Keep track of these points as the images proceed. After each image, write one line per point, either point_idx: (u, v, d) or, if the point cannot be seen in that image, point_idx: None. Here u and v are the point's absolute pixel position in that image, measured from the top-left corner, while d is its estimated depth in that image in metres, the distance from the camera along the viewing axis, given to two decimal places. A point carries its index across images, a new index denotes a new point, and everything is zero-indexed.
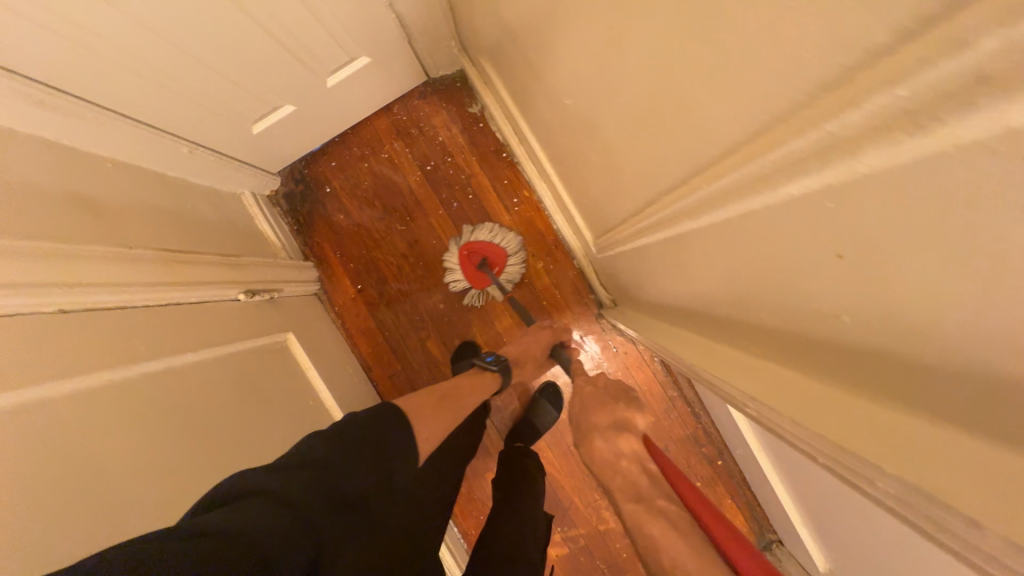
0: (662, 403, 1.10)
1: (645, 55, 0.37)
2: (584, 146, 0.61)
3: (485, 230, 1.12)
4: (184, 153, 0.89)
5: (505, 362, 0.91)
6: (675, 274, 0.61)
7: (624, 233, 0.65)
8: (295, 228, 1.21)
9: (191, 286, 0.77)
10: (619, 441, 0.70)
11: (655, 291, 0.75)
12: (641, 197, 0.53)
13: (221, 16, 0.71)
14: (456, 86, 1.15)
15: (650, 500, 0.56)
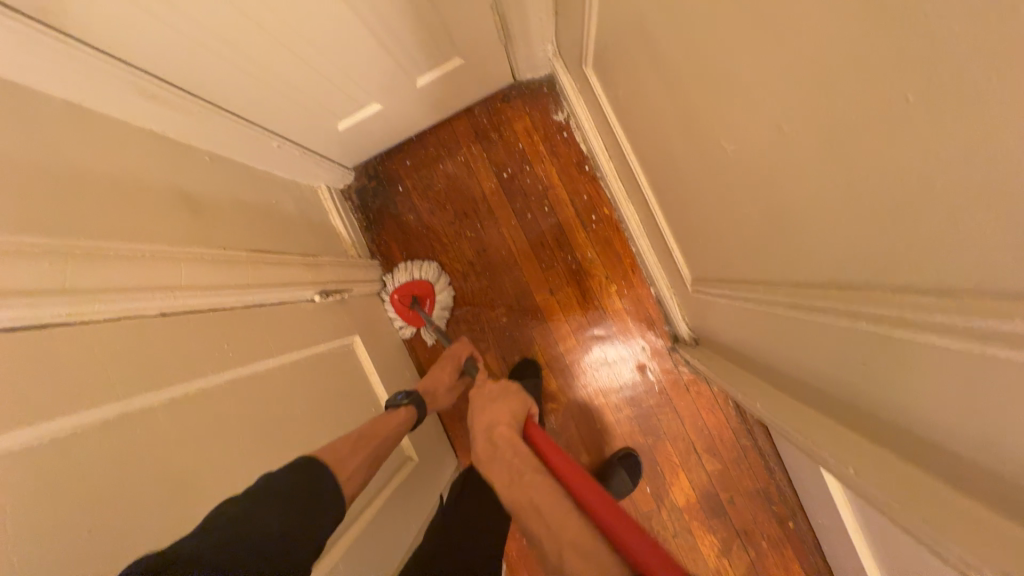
0: (732, 450, 1.02)
1: (859, 125, 0.30)
2: (721, 188, 0.54)
3: (403, 269, 1.12)
4: (274, 147, 0.89)
5: (416, 396, 0.88)
6: (803, 349, 0.53)
7: (748, 287, 0.57)
8: (364, 225, 1.19)
9: (273, 288, 0.76)
10: (495, 432, 0.66)
11: (759, 350, 0.67)
12: (790, 264, 0.46)
13: (328, 14, 0.68)
14: (543, 90, 1.08)
15: (522, 478, 0.54)
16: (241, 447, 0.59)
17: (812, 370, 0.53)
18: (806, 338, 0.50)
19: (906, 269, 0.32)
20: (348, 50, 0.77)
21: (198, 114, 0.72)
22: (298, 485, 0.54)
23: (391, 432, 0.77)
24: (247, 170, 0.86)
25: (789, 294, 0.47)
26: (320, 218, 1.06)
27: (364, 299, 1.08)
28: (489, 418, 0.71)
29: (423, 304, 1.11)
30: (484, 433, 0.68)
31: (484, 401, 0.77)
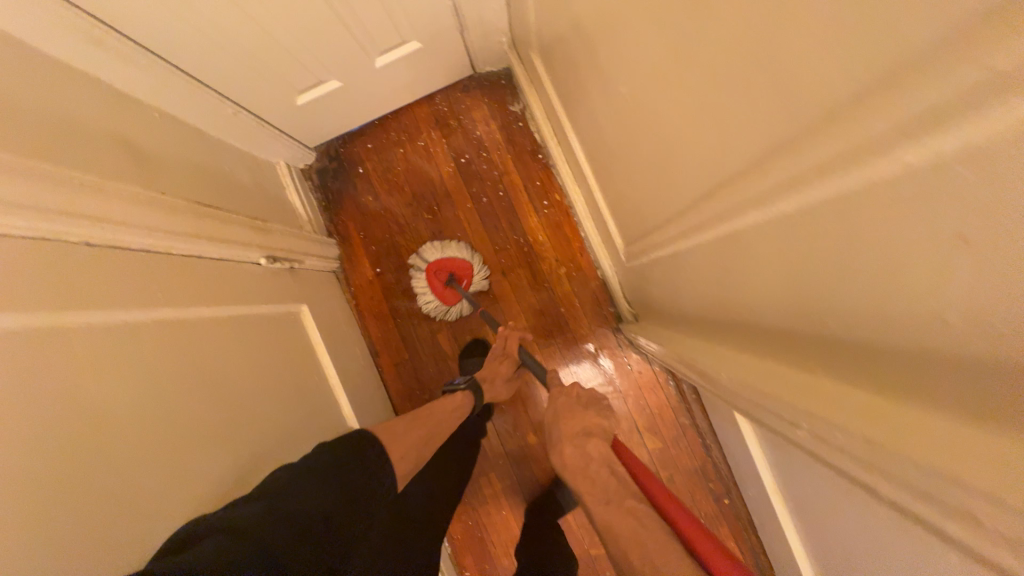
0: (672, 429, 1.05)
1: (702, 43, 0.35)
2: (631, 139, 0.58)
3: (435, 246, 1.11)
4: (228, 114, 0.91)
5: (474, 383, 0.93)
6: (703, 290, 0.57)
7: (660, 239, 0.62)
8: (323, 205, 1.21)
9: (214, 242, 0.76)
10: (587, 446, 0.65)
11: (674, 307, 0.71)
12: (681, 202, 0.51)
13: None
14: (500, 83, 1.15)
15: (619, 501, 0.55)
16: (160, 384, 0.58)
17: (714, 311, 0.57)
18: (700, 275, 0.55)
19: (746, 173, 0.36)
20: (313, 26, 0.81)
21: (146, 68, 0.73)
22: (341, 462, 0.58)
23: (450, 421, 0.84)
24: (199, 134, 0.87)
25: (686, 233, 0.51)
26: (276, 192, 1.07)
27: (317, 273, 1.08)
28: (577, 430, 0.69)
29: (460, 282, 1.09)
30: (569, 445, 0.66)
31: (568, 412, 0.73)
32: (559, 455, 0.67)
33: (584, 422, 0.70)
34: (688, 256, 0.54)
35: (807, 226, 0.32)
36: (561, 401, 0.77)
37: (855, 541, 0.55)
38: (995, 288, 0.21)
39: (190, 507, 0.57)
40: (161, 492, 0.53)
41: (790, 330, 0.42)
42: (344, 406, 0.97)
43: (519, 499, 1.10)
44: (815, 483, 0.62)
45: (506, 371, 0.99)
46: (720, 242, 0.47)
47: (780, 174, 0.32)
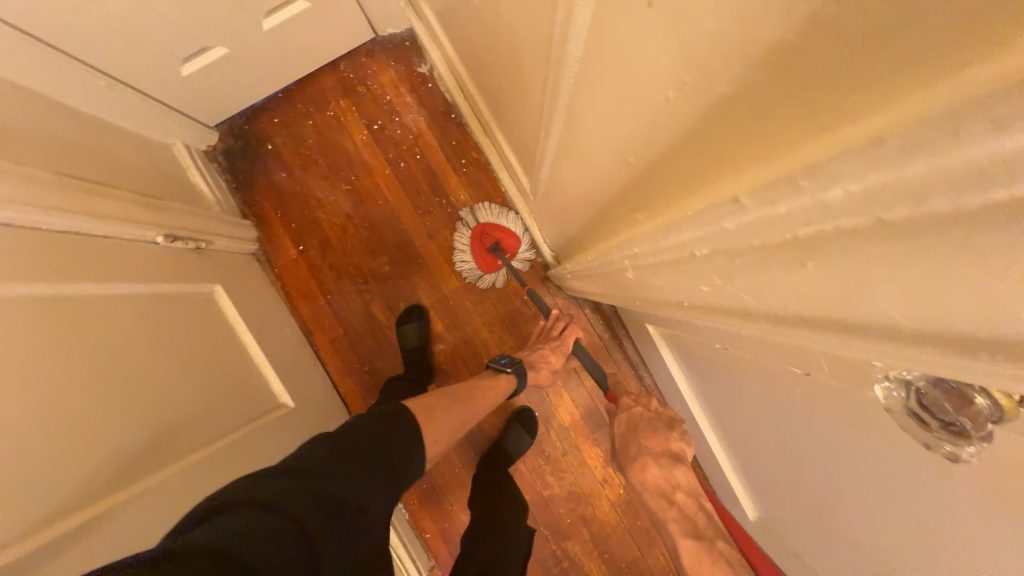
0: (606, 365, 1.10)
1: None
2: (506, 55, 0.60)
3: (490, 210, 1.09)
4: (101, 87, 0.84)
5: (521, 366, 0.93)
6: (582, 197, 0.60)
7: (548, 155, 0.64)
8: (233, 186, 1.16)
9: (93, 217, 0.71)
10: (674, 471, 0.73)
11: (573, 233, 0.75)
12: (549, 102, 0.52)
13: None
14: (404, 44, 1.13)
15: (710, 541, 0.63)
16: (26, 361, 0.54)
17: (593, 218, 0.60)
18: (576, 182, 0.59)
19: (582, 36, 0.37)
20: None
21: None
22: (373, 431, 0.62)
23: (490, 400, 0.87)
24: (70, 110, 0.80)
25: (563, 133, 0.53)
26: (173, 173, 1.01)
27: (230, 255, 1.04)
28: (660, 449, 0.77)
29: (505, 253, 1.08)
30: (655, 466, 0.74)
31: (651, 430, 0.81)
32: (641, 472, 0.75)
33: (665, 442, 0.78)
34: (567, 160, 0.56)
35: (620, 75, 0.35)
36: (641, 416, 0.86)
37: (748, 412, 0.63)
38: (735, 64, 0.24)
39: (69, 487, 0.53)
40: (27, 475, 0.49)
41: (635, 206, 0.45)
42: (274, 383, 0.95)
43: (470, 455, 1.13)
44: (718, 378, 0.68)
45: (557, 361, 0.99)
46: (578, 133, 0.49)
47: (604, 24, 0.34)
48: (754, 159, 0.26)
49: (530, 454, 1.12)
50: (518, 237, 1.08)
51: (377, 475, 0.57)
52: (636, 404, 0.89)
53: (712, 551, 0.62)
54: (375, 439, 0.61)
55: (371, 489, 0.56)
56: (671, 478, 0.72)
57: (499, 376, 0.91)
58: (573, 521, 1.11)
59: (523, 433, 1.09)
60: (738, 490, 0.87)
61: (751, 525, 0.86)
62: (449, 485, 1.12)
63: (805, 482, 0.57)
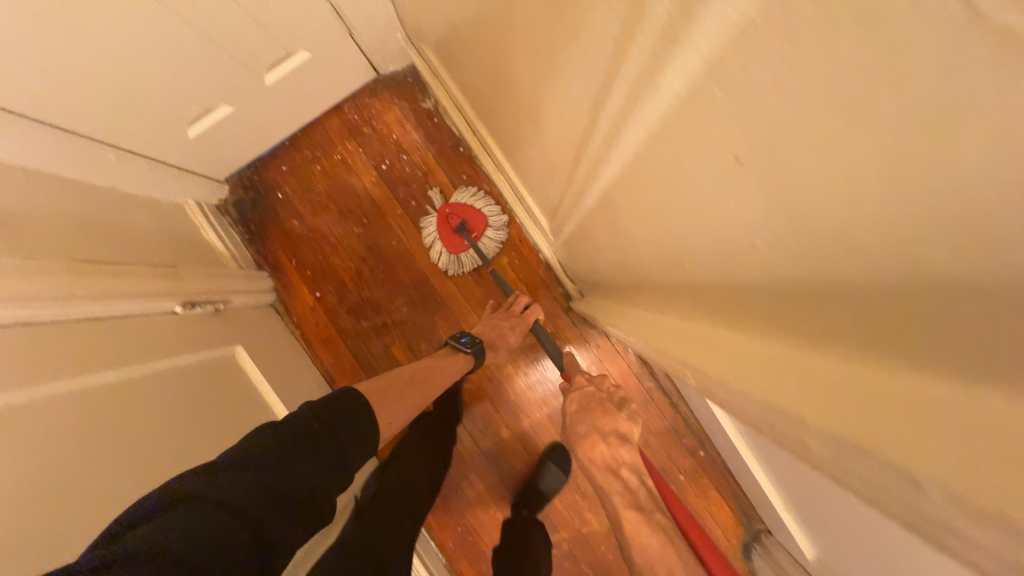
0: (638, 395, 1.06)
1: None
2: (539, 103, 0.59)
3: (464, 194, 1.07)
4: (111, 160, 0.83)
5: (481, 346, 0.91)
6: (625, 245, 0.58)
7: (592, 197, 0.60)
8: (246, 237, 1.15)
9: (113, 298, 0.70)
10: (620, 450, 0.75)
11: (609, 274, 0.72)
12: (593, 153, 0.49)
13: (153, 25, 0.66)
14: (407, 81, 1.11)
15: (649, 512, 0.76)
16: (64, 467, 0.53)
17: (645, 266, 0.56)
18: (618, 231, 0.57)
19: (649, 111, 0.34)
20: (188, 59, 0.76)
21: (11, 129, 0.65)
22: (322, 417, 0.58)
23: (441, 376, 0.87)
24: (82, 187, 0.80)
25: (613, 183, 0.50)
26: (187, 233, 1.00)
27: (248, 308, 1.03)
28: (609, 428, 0.76)
29: (471, 232, 1.06)
30: (603, 444, 0.75)
31: (602, 408, 0.76)
32: (587, 449, 0.76)
33: (615, 422, 0.76)
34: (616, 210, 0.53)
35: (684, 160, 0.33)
36: (588, 394, 0.79)
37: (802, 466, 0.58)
38: (850, 194, 0.20)
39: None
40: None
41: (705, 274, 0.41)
42: None
43: (503, 493, 1.10)
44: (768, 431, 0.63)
45: (516, 337, 0.97)
46: (625, 192, 0.48)
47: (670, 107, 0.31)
48: (874, 273, 0.22)
49: (566, 490, 1.09)
50: (486, 220, 1.06)
51: (328, 465, 0.55)
52: (588, 381, 0.81)
53: (649, 523, 0.75)
54: (325, 427, 0.57)
55: (318, 476, 0.53)
56: (618, 457, 0.75)
57: (456, 355, 0.90)
58: (615, 558, 1.07)
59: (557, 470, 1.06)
60: (794, 528, 0.82)
61: (811, 566, 0.80)
62: (486, 527, 1.09)
63: (874, 551, 0.53)
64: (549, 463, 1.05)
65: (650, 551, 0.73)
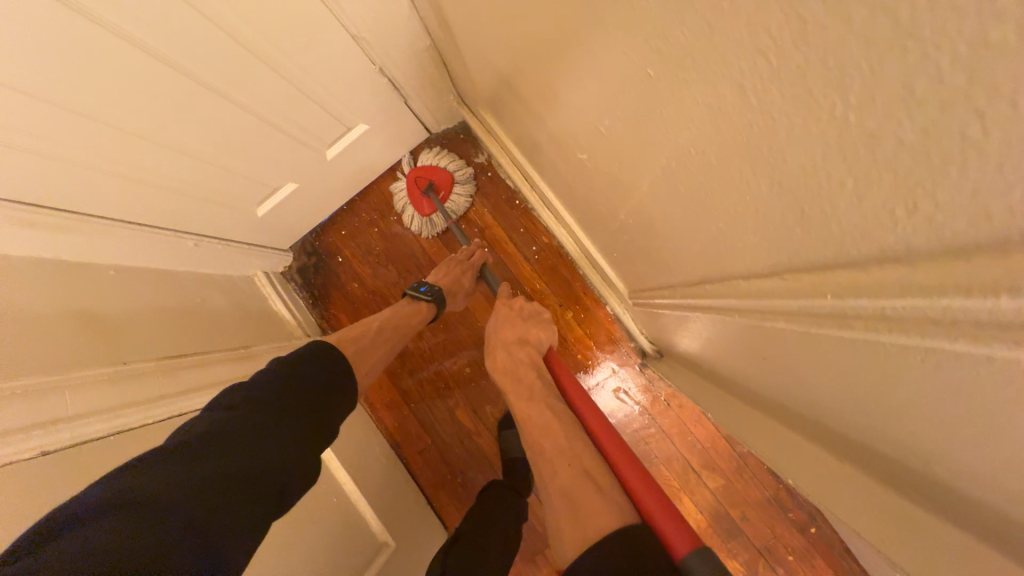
0: (730, 462, 0.94)
1: (728, 102, 0.30)
2: (632, 183, 0.54)
3: (431, 155, 1.07)
4: (189, 247, 0.86)
5: (438, 291, 0.90)
6: (745, 338, 0.50)
7: (704, 276, 0.51)
8: (310, 302, 1.17)
9: (196, 391, 0.70)
10: (519, 351, 0.75)
11: (711, 349, 0.64)
12: (718, 246, 0.43)
13: (213, 113, 0.67)
14: (459, 136, 1.10)
15: (540, 399, 0.65)
16: None
17: (783, 368, 0.46)
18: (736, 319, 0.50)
19: (851, 245, 0.27)
20: (251, 144, 0.77)
21: (88, 232, 0.68)
22: (290, 371, 0.62)
23: (408, 330, 0.86)
24: (161, 274, 0.83)
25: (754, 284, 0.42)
26: (257, 306, 1.02)
27: None
28: (513, 336, 0.79)
29: (438, 193, 1.05)
30: (504, 350, 0.77)
31: (509, 322, 0.81)
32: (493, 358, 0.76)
33: (520, 331, 0.79)
34: (745, 315, 0.44)
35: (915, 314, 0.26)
36: (505, 315, 0.83)
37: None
38: None
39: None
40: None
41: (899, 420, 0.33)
42: (375, 521, 0.88)
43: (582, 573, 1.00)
44: None
45: (468, 283, 0.96)
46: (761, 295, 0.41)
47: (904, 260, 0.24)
48: None
49: None
50: (453, 180, 1.05)
51: (287, 431, 0.55)
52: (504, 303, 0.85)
53: (537, 401, 0.65)
54: (287, 387, 0.59)
55: (279, 450, 0.53)
56: (514, 357, 0.74)
57: (416, 305, 0.88)
58: None
59: None
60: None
61: None
62: None
63: None
64: None
65: (551, 440, 0.59)
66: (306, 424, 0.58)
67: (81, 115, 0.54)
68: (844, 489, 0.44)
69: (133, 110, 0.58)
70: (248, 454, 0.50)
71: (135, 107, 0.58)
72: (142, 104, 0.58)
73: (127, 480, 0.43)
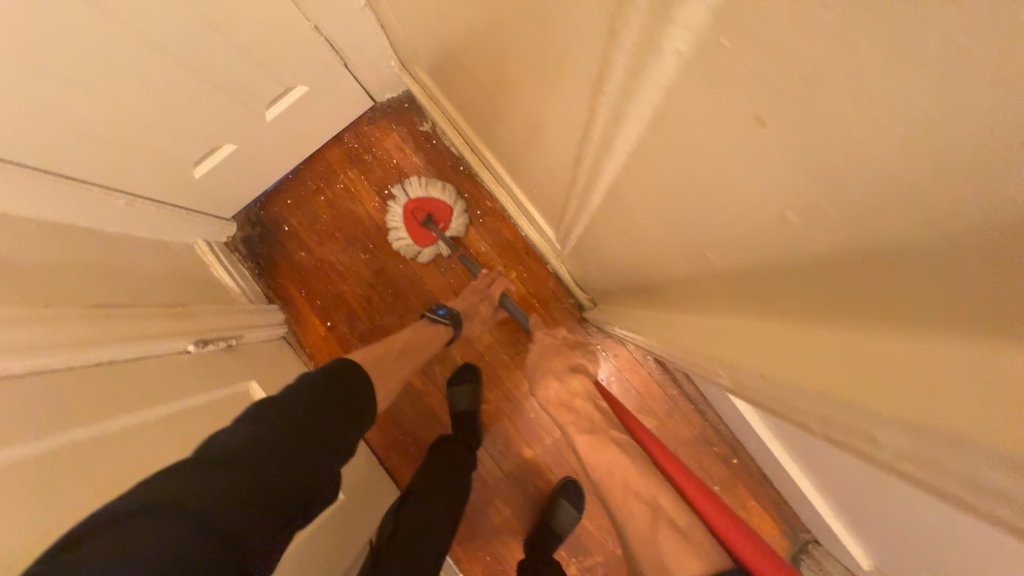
0: (662, 404, 1.02)
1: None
2: (531, 114, 0.59)
3: (419, 184, 1.07)
4: (122, 206, 0.85)
5: (457, 314, 0.97)
6: (634, 246, 0.57)
7: (598, 194, 0.57)
8: (256, 272, 1.16)
9: (129, 341, 0.70)
10: (572, 383, 0.88)
11: (619, 276, 0.71)
12: (590, 155, 0.49)
13: (150, 68, 0.67)
14: (404, 106, 1.13)
15: (602, 431, 0.80)
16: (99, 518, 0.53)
17: (659, 264, 0.52)
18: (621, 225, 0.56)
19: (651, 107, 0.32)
20: (187, 102, 0.77)
21: (23, 182, 0.66)
22: (321, 390, 0.65)
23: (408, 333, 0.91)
24: (92, 234, 0.81)
25: (625, 184, 0.47)
26: (197, 272, 1.01)
27: (261, 343, 1.03)
28: (561, 366, 0.92)
29: (437, 224, 1.06)
30: (556, 381, 0.90)
31: (553, 353, 0.95)
32: (546, 390, 0.91)
33: (568, 361, 0.93)
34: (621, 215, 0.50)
35: (697, 156, 0.31)
36: (547, 343, 0.97)
37: (884, 494, 0.49)
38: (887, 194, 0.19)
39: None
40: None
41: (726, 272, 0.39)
42: None
43: (529, 518, 1.05)
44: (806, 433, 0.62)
45: (484, 312, 1.03)
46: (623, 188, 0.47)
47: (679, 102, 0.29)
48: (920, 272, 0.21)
49: (592, 512, 1.02)
50: (449, 210, 1.06)
51: (319, 450, 0.58)
52: (546, 333, 0.99)
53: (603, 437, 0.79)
54: (317, 407, 0.62)
55: (286, 479, 0.52)
56: (569, 388, 0.87)
57: (437, 326, 0.94)
58: None
59: (572, 508, 1.00)
60: (858, 548, 0.74)
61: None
62: (512, 553, 1.04)
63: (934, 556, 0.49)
64: (563, 501, 0.98)
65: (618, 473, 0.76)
66: (334, 447, 0.61)
67: (24, 60, 0.54)
68: (710, 368, 0.51)
69: (74, 60, 0.58)
70: (285, 476, 0.52)
71: (69, 58, 0.58)
72: (75, 53, 0.58)
73: (128, 501, 0.41)
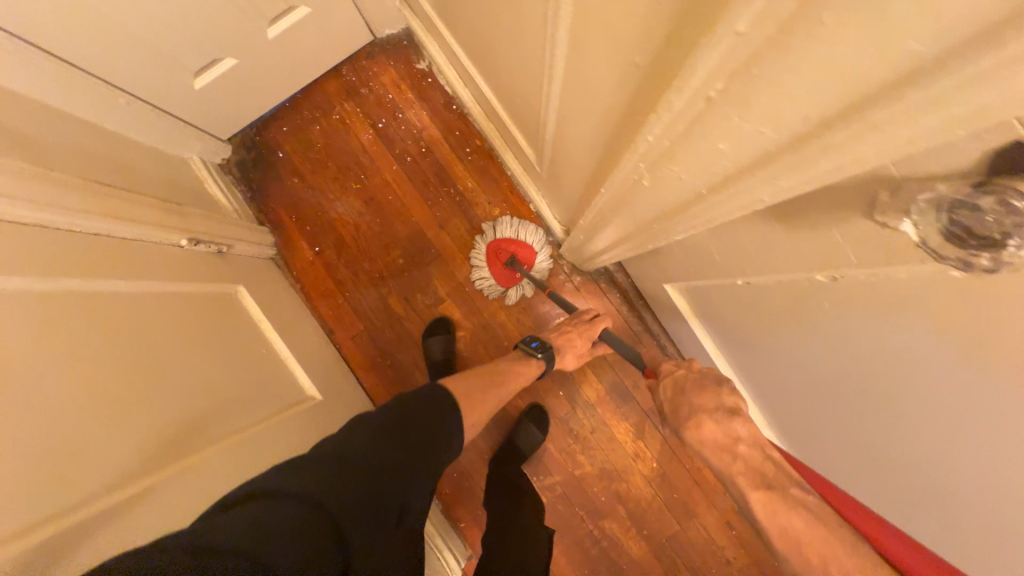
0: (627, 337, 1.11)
1: None
2: (500, 32, 0.65)
3: (506, 225, 1.11)
4: (121, 105, 0.87)
5: (550, 350, 0.92)
6: (580, 157, 0.64)
7: (549, 109, 0.64)
8: (248, 195, 1.20)
9: (127, 222, 0.75)
10: (732, 423, 0.60)
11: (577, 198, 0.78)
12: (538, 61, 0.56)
13: None
14: (402, 44, 1.17)
15: (784, 489, 0.53)
16: (88, 356, 0.58)
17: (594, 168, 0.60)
18: (567, 136, 0.63)
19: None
20: (197, 6, 0.80)
21: (20, 58, 0.68)
22: (410, 410, 0.67)
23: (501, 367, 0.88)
24: (93, 128, 0.84)
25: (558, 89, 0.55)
26: (190, 183, 1.04)
27: (250, 259, 1.07)
28: (713, 405, 0.63)
29: (523, 265, 1.10)
30: (711, 421, 0.61)
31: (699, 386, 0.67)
32: (695, 431, 0.63)
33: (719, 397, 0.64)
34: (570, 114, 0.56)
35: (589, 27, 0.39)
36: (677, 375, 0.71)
37: (802, 365, 0.56)
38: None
39: (97, 479, 0.53)
40: (57, 471, 0.50)
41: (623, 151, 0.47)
42: (302, 377, 0.98)
43: (496, 440, 1.12)
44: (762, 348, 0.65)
45: (581, 348, 0.95)
46: (562, 88, 0.54)
47: None
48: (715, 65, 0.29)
49: (555, 434, 1.10)
50: (534, 251, 1.10)
51: (412, 463, 0.61)
52: (677, 364, 0.74)
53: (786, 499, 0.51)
54: (406, 422, 0.65)
55: (375, 487, 0.56)
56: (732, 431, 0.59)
57: (529, 360, 0.91)
58: (608, 499, 1.08)
59: (537, 430, 1.07)
60: None
61: None
62: (478, 470, 1.11)
63: (877, 450, 0.52)
64: (528, 422, 1.06)
65: None
66: (426, 452, 0.64)
67: None
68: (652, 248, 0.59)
69: None
70: (380, 483, 0.56)
71: None
72: None
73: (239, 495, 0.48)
